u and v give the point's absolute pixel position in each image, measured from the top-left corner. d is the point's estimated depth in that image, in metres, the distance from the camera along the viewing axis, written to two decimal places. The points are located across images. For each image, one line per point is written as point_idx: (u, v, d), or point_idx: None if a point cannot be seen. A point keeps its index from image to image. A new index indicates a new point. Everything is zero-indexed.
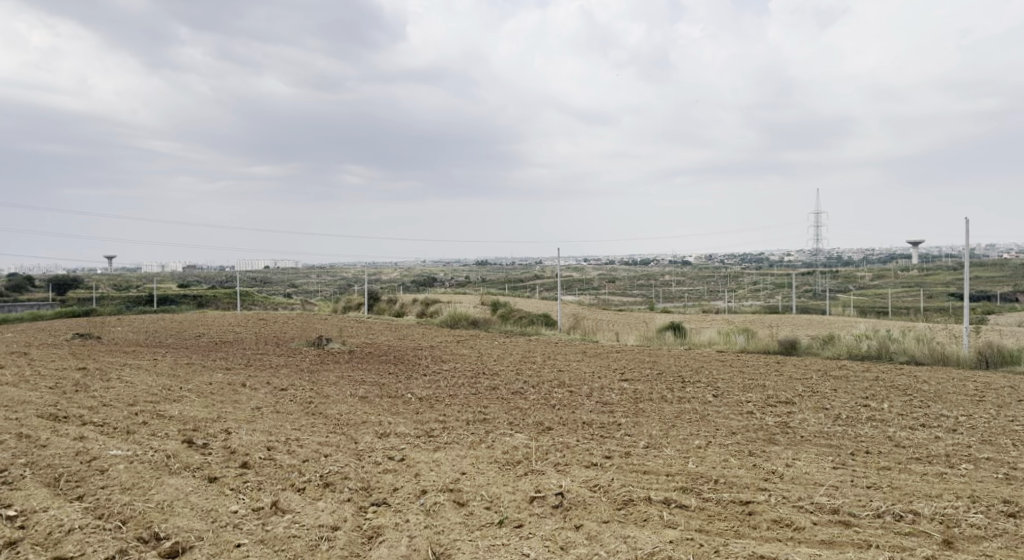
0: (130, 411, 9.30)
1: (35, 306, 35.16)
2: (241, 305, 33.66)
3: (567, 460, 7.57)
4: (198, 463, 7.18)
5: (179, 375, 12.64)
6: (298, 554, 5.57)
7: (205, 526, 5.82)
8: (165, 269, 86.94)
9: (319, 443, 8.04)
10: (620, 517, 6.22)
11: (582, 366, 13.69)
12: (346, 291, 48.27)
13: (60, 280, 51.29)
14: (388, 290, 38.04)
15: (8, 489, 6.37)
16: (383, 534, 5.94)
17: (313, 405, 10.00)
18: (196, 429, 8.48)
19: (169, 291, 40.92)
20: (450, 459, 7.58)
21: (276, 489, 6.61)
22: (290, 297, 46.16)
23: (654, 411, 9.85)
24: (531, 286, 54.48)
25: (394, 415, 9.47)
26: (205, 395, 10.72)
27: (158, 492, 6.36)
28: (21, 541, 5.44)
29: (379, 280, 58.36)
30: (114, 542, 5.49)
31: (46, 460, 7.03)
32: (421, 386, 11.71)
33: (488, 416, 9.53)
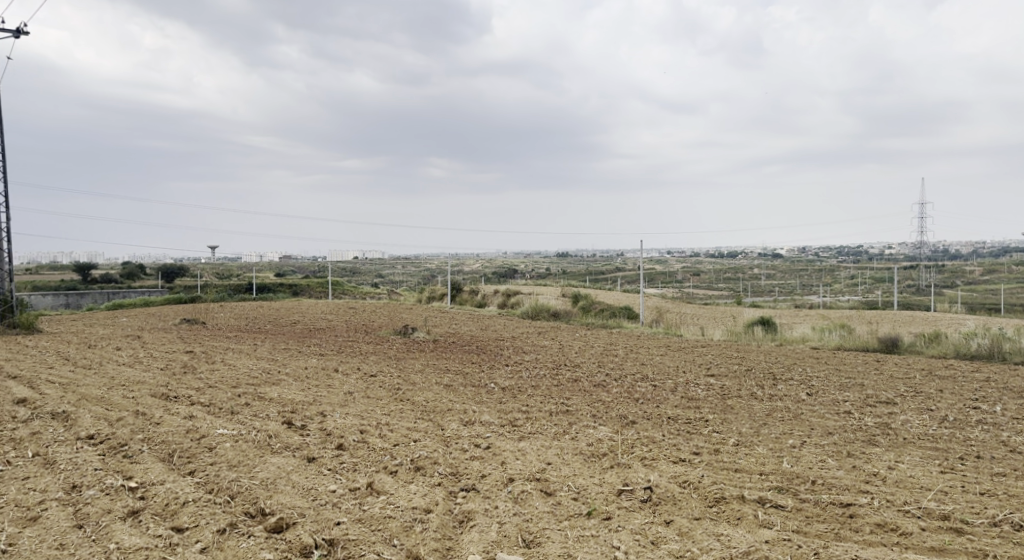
0: (232, 392, 9.83)
1: (144, 292, 37.60)
2: (331, 294, 34.85)
3: (654, 455, 7.49)
4: (297, 443, 7.51)
5: (276, 360, 13.26)
6: (394, 534, 5.76)
7: (306, 504, 6.08)
8: (261, 259, 91.04)
9: (409, 428, 8.25)
10: (712, 515, 6.11)
11: (666, 360, 13.49)
12: (430, 281, 49.06)
13: (168, 268, 54.67)
14: (470, 281, 38.44)
15: (130, 462, 6.85)
16: (473, 519, 6.06)
17: (401, 392, 10.27)
18: (293, 411, 8.87)
19: (264, 281, 42.84)
20: (535, 449, 7.63)
21: (370, 471, 6.85)
22: (376, 286, 47.40)
23: (743, 408, 9.61)
24: (613, 279, 53.76)
25: (478, 404, 9.60)
26: (301, 379, 11.21)
27: (262, 470, 6.69)
28: (142, 511, 5.83)
29: (463, 271, 59.11)
30: (225, 516, 5.82)
31: (160, 437, 7.52)
32: (504, 376, 11.83)
33: (571, 407, 9.52)
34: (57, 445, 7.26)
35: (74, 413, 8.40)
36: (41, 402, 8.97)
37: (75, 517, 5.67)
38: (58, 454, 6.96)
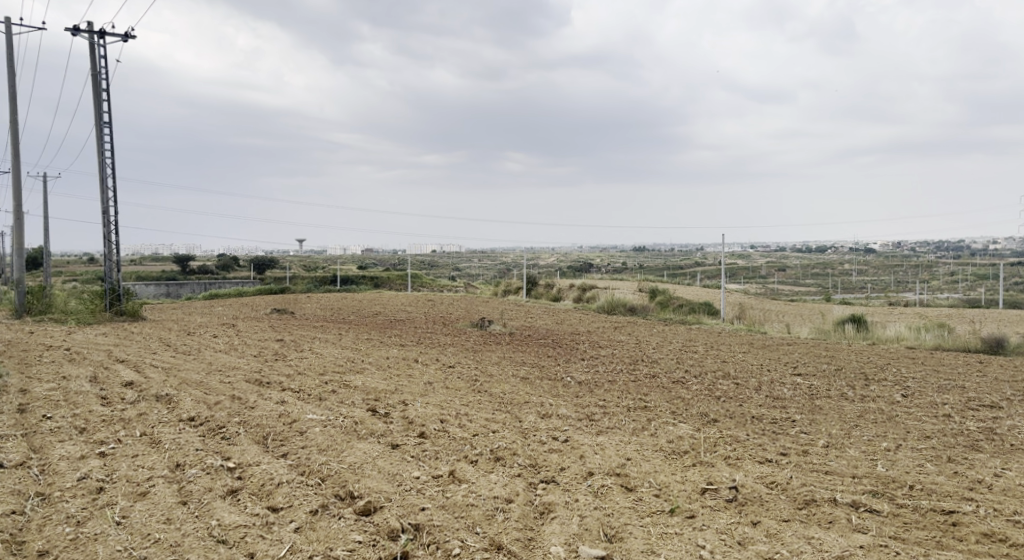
0: (320, 380, 10.19)
1: (235, 283, 39.43)
2: (409, 287, 35.55)
3: (738, 454, 7.31)
4: (381, 430, 7.73)
5: (360, 349, 13.66)
6: (477, 522, 5.84)
7: (392, 488, 6.26)
8: (344, 252, 93.86)
9: (487, 419, 8.34)
10: (802, 517, 5.93)
11: (749, 358, 13.15)
12: (506, 275, 49.36)
13: (258, 260, 57.07)
14: (545, 275, 38.47)
15: (227, 444, 7.20)
16: (554, 511, 6.09)
17: (479, 383, 10.39)
18: (376, 399, 9.12)
19: (347, 273, 44.13)
20: (614, 444, 7.59)
21: (451, 459, 6.97)
22: (453, 279, 48.02)
23: (833, 409, 9.26)
24: (693, 274, 52.62)
25: (556, 398, 9.62)
26: (383, 368, 11.51)
27: (350, 455, 6.93)
28: (241, 490, 6.13)
29: (538, 265, 59.18)
30: (316, 497, 6.04)
31: (255, 420, 7.89)
32: (580, 370, 11.81)
33: (650, 404, 9.41)
34: (162, 426, 7.71)
35: (177, 396, 8.91)
36: (146, 385, 9.55)
37: (180, 494, 6.01)
38: (162, 435, 7.39)
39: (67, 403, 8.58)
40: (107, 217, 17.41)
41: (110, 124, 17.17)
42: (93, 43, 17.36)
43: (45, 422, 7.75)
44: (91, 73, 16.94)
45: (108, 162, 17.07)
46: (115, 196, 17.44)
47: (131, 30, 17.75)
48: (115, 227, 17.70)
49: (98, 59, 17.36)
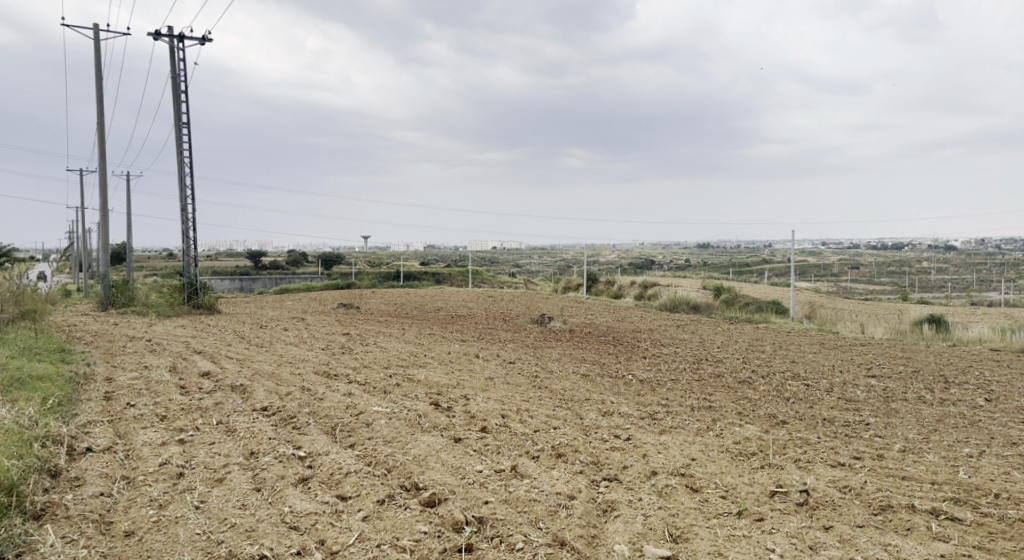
0: (385, 373, 10.39)
1: (303, 278, 40.59)
2: (470, 283, 35.85)
3: (809, 457, 7.11)
4: (444, 423, 7.82)
5: (423, 344, 13.86)
6: (539, 517, 5.85)
7: (455, 481, 6.34)
8: (408, 248, 95.39)
9: (548, 416, 8.34)
10: (877, 523, 5.73)
11: (819, 359, 12.75)
12: (568, 272, 49.18)
13: (325, 256, 58.52)
14: (607, 272, 38.19)
15: (298, 433, 7.43)
16: (618, 509, 6.05)
17: (540, 380, 10.40)
18: (439, 393, 9.24)
19: (409, 269, 44.82)
20: (678, 443, 7.48)
21: (513, 454, 7.00)
22: (516, 276, 48.16)
23: (909, 412, 8.90)
24: (760, 271, 51.28)
25: (617, 396, 9.54)
26: (445, 363, 11.65)
27: (414, 447, 7.04)
28: (311, 479, 6.31)
29: (599, 262, 58.77)
30: (383, 488, 6.17)
31: (324, 411, 8.11)
32: (642, 368, 11.68)
33: (715, 404, 9.24)
34: (236, 415, 8.00)
35: (250, 387, 9.22)
36: (222, 375, 9.93)
37: (254, 481, 6.23)
38: (238, 423, 7.67)
39: (149, 391, 9.00)
40: (185, 214, 18.15)
41: (189, 124, 17.90)
42: (172, 47, 18.11)
43: (130, 409, 8.14)
44: (171, 76, 17.69)
45: (186, 162, 17.79)
46: (193, 194, 18.17)
47: (207, 34, 18.45)
48: (193, 223, 18.45)
49: (178, 62, 18.10)
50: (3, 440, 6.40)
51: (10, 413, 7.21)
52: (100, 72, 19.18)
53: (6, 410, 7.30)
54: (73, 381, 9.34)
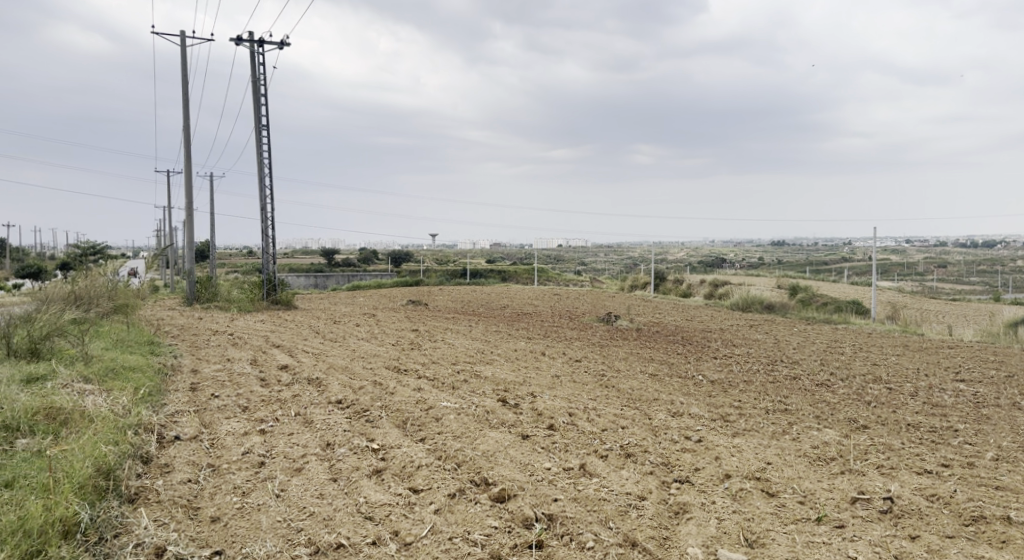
0: (453, 369, 10.52)
1: (374, 275, 41.46)
2: (536, 280, 35.86)
3: (892, 463, 6.83)
4: (512, 420, 7.86)
5: (490, 341, 13.96)
6: (610, 517, 5.82)
7: (524, 478, 6.36)
8: (475, 246, 96.14)
9: (616, 415, 8.27)
10: (968, 534, 5.48)
11: (902, 361, 12.22)
12: (636, 269, 48.56)
13: (395, 254, 59.54)
14: (675, 270, 37.55)
15: (370, 426, 7.60)
16: (690, 511, 5.95)
17: (607, 379, 10.32)
18: (506, 390, 9.29)
19: (477, 266, 45.20)
20: (751, 446, 7.31)
21: (582, 453, 6.97)
22: (584, 274, 48.05)
23: (1003, 419, 8.43)
24: (839, 270, 49.33)
25: (687, 396, 9.37)
26: (512, 360, 11.71)
27: (483, 443, 7.10)
28: (384, 471, 6.45)
29: (668, 260, 57.75)
30: (453, 482, 6.25)
31: (395, 405, 8.27)
32: (713, 369, 11.45)
33: (791, 407, 8.97)
34: (313, 407, 8.25)
35: (325, 380, 9.50)
36: (298, 369, 10.27)
37: (331, 471, 6.42)
38: (314, 415, 7.91)
39: (231, 383, 9.38)
40: (264, 212, 18.82)
41: (268, 126, 18.54)
42: (253, 51, 18.80)
43: (214, 400, 8.50)
44: (252, 80, 18.37)
45: (265, 163, 18.44)
46: (271, 193, 18.82)
47: (286, 39, 19.09)
48: (271, 222, 19.11)
49: (258, 66, 18.77)
50: (101, 427, 6.77)
51: (106, 402, 7.63)
52: (186, 77, 20.06)
53: (102, 398, 7.74)
54: (162, 372, 9.82)
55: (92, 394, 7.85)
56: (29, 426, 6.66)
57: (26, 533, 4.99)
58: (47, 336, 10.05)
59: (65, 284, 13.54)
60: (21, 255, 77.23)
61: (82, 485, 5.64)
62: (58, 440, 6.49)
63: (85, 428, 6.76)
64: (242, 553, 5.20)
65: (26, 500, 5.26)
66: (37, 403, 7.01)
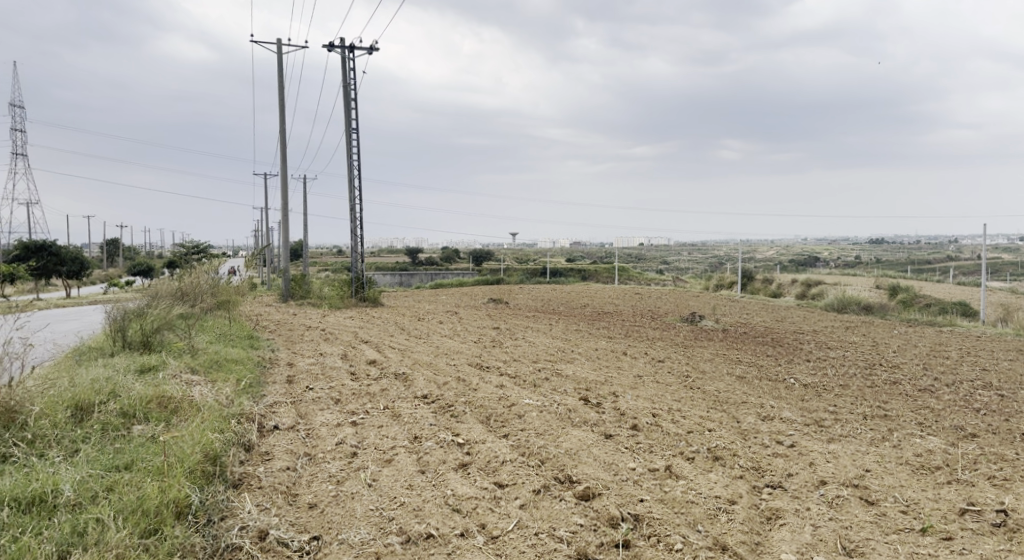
0: (534, 367, 10.57)
1: (455, 274, 42.00)
2: (617, 280, 35.52)
3: (1006, 475, 6.43)
4: (595, 419, 7.84)
5: (571, 340, 13.94)
6: (699, 520, 5.72)
7: (609, 477, 6.32)
8: (555, 245, 95.96)
9: (702, 417, 8.09)
10: None
11: (1015, 367, 11.42)
12: (722, 268, 47.33)
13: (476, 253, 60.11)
14: (764, 269, 36.34)
15: (455, 421, 7.74)
16: (783, 517, 5.78)
17: (692, 380, 10.12)
18: (588, 389, 9.25)
19: (558, 265, 45.16)
20: (847, 453, 7.01)
21: (667, 454, 6.88)
22: (666, 274, 47.04)
23: None
24: (943, 270, 46.39)
25: (777, 400, 9.08)
26: (593, 359, 11.66)
27: (566, 441, 7.11)
28: (470, 465, 6.56)
29: (755, 259, 55.89)
30: (538, 478, 6.29)
31: (478, 401, 8.39)
32: (804, 372, 11.05)
33: (890, 413, 8.55)
34: (400, 401, 8.47)
35: (411, 375, 9.73)
36: (386, 364, 10.58)
37: (419, 464, 6.58)
38: (402, 409, 8.12)
39: (324, 376, 9.74)
40: (353, 212, 19.44)
41: (358, 129, 19.15)
42: (344, 57, 19.45)
43: (308, 392, 8.86)
44: (343, 85, 19.01)
45: (354, 164, 19.05)
46: (360, 194, 19.41)
47: (375, 44, 19.66)
48: (360, 222, 19.73)
49: (348, 71, 19.41)
50: (207, 415, 7.18)
51: (211, 392, 8.09)
52: (281, 84, 20.96)
53: (208, 389, 8.20)
54: (261, 365, 10.32)
55: (199, 385, 8.33)
56: (144, 413, 7.13)
57: (144, 512, 5.35)
58: (158, 329, 10.73)
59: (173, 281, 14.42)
60: (133, 255, 82.57)
61: (192, 470, 6.00)
62: (169, 427, 6.92)
63: (193, 416, 7.18)
64: (338, 539, 5.41)
65: (144, 482, 5.64)
66: (151, 391, 7.49)
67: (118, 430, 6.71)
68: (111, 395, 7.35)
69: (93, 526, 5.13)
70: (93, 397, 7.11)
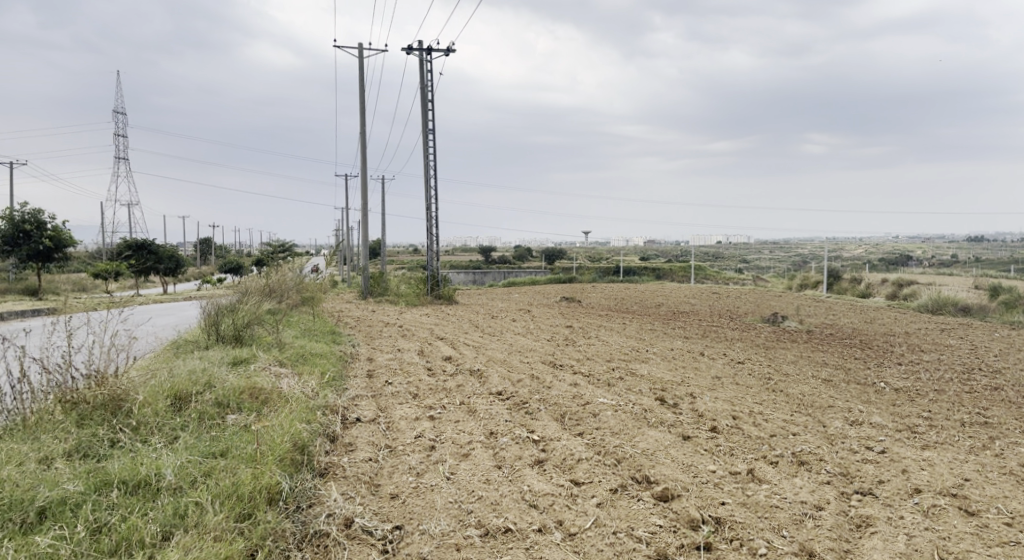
0: (608, 366, 10.51)
1: (528, 273, 42.12)
2: (694, 278, 34.79)
3: None
4: (672, 420, 7.72)
5: (646, 339, 13.79)
6: (783, 525, 5.56)
7: (688, 479, 6.23)
8: (630, 243, 94.93)
9: (786, 421, 7.85)
10: None
11: None
12: (805, 268, 45.65)
13: (550, 251, 60.03)
14: (852, 268, 34.80)
15: (530, 418, 7.79)
16: (874, 525, 5.57)
17: (773, 382, 9.85)
18: (664, 389, 9.13)
19: (634, 264, 44.52)
20: (944, 460, 6.68)
21: (749, 457, 6.71)
22: (744, 273, 45.73)
23: None
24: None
25: (866, 404, 8.72)
26: (669, 359, 11.50)
27: (643, 441, 7.04)
28: (545, 462, 6.58)
29: (840, 257, 53.77)
30: (615, 477, 6.25)
31: (553, 399, 8.41)
32: (895, 375, 10.57)
33: (992, 420, 8.08)
34: (476, 397, 8.59)
35: (486, 372, 9.85)
36: (461, 360, 10.73)
37: (496, 459, 6.65)
38: (478, 405, 8.22)
39: (402, 371, 9.98)
40: (430, 211, 19.80)
41: (434, 130, 19.48)
42: (422, 59, 19.83)
43: (388, 386, 9.09)
44: (420, 86, 19.37)
45: (431, 164, 19.39)
46: (436, 194, 19.75)
47: (452, 45, 19.96)
48: (436, 221, 20.07)
49: (425, 72, 19.75)
50: (295, 407, 7.47)
51: (298, 384, 8.42)
52: (361, 87, 21.55)
53: (294, 381, 8.53)
54: (343, 359, 10.66)
55: (286, 377, 8.69)
56: (237, 403, 7.47)
57: (239, 497, 5.62)
58: (248, 324, 11.22)
59: (261, 277, 15.05)
60: (223, 253, 86.45)
61: (282, 458, 6.26)
62: (260, 417, 7.24)
63: (282, 407, 7.49)
64: (419, 529, 5.54)
65: (238, 468, 5.92)
66: (243, 383, 7.86)
67: (213, 419, 7.06)
68: (207, 385, 7.74)
69: (193, 509, 5.42)
70: (190, 387, 7.50)
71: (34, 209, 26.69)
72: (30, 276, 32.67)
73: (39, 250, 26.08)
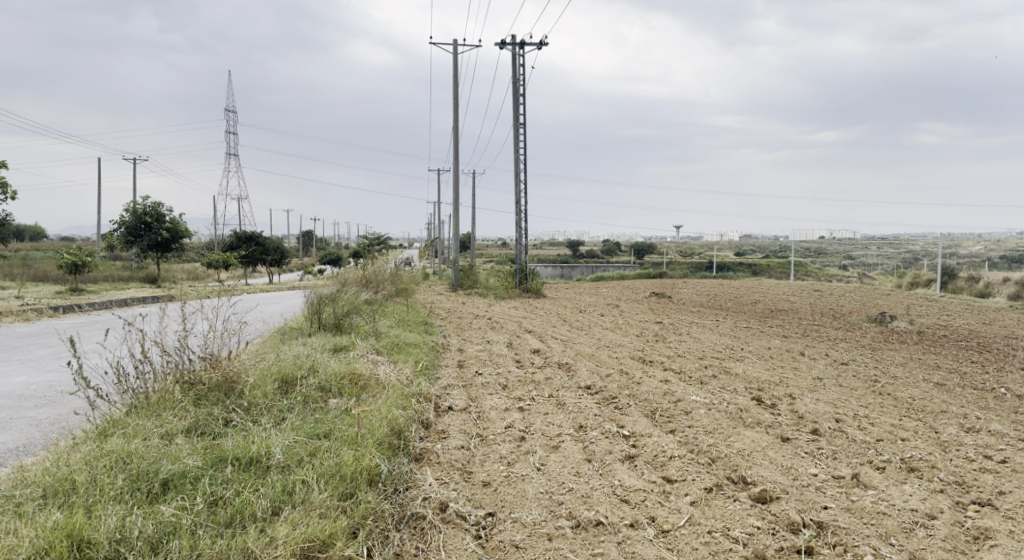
0: (700, 363, 10.28)
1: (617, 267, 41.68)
2: (792, 275, 33.53)
3: None
4: (769, 421, 7.48)
5: (740, 337, 13.40)
6: (891, 532, 5.30)
7: (788, 481, 6.03)
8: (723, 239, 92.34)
9: (894, 426, 7.46)
10: None
11: None
12: (915, 266, 43.05)
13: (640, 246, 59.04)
14: (968, 266, 32.57)
15: (620, 413, 7.73)
16: (993, 538, 5.25)
17: (880, 384, 9.36)
18: (761, 389, 8.84)
19: (728, 259, 43.08)
20: None
21: (853, 462, 6.42)
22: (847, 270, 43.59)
23: None
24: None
25: (984, 411, 8.16)
26: (766, 358, 11.14)
27: (738, 441, 6.86)
28: (637, 457, 6.52)
29: (955, 254, 50.48)
30: (709, 476, 6.13)
31: (644, 395, 8.32)
32: (1017, 381, 9.86)
33: None
34: (565, 390, 8.61)
35: (575, 365, 9.85)
36: (550, 353, 10.79)
37: (586, 452, 6.65)
38: (567, 398, 8.23)
39: (492, 362, 10.11)
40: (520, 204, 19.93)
41: (525, 124, 19.58)
42: (515, 54, 19.98)
43: (478, 377, 9.25)
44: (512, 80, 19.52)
45: (522, 158, 19.50)
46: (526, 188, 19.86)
47: (545, 39, 20.01)
48: (526, 215, 20.19)
49: (518, 67, 19.87)
50: (392, 393, 7.72)
51: (393, 371, 8.70)
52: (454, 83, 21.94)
53: (389, 369, 8.82)
54: (435, 349, 10.91)
55: (383, 364, 8.99)
56: (338, 388, 7.80)
57: (342, 477, 5.87)
58: (347, 313, 11.67)
59: (359, 269, 15.61)
60: (322, 245, 90.32)
61: (381, 442, 6.49)
62: (359, 401, 7.52)
63: (380, 393, 7.75)
64: (511, 518, 5.62)
65: (341, 450, 6.18)
66: (342, 369, 8.19)
67: (316, 402, 7.39)
68: (310, 370, 8.12)
69: (300, 487, 5.70)
70: (296, 371, 7.90)
71: (155, 202, 28.61)
72: (150, 265, 35.08)
73: (158, 240, 27.97)
